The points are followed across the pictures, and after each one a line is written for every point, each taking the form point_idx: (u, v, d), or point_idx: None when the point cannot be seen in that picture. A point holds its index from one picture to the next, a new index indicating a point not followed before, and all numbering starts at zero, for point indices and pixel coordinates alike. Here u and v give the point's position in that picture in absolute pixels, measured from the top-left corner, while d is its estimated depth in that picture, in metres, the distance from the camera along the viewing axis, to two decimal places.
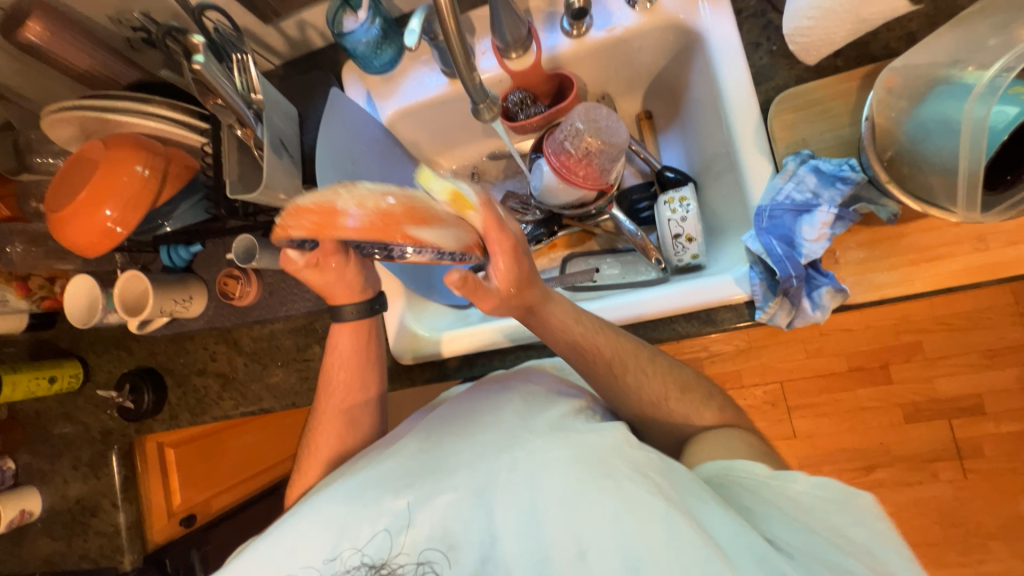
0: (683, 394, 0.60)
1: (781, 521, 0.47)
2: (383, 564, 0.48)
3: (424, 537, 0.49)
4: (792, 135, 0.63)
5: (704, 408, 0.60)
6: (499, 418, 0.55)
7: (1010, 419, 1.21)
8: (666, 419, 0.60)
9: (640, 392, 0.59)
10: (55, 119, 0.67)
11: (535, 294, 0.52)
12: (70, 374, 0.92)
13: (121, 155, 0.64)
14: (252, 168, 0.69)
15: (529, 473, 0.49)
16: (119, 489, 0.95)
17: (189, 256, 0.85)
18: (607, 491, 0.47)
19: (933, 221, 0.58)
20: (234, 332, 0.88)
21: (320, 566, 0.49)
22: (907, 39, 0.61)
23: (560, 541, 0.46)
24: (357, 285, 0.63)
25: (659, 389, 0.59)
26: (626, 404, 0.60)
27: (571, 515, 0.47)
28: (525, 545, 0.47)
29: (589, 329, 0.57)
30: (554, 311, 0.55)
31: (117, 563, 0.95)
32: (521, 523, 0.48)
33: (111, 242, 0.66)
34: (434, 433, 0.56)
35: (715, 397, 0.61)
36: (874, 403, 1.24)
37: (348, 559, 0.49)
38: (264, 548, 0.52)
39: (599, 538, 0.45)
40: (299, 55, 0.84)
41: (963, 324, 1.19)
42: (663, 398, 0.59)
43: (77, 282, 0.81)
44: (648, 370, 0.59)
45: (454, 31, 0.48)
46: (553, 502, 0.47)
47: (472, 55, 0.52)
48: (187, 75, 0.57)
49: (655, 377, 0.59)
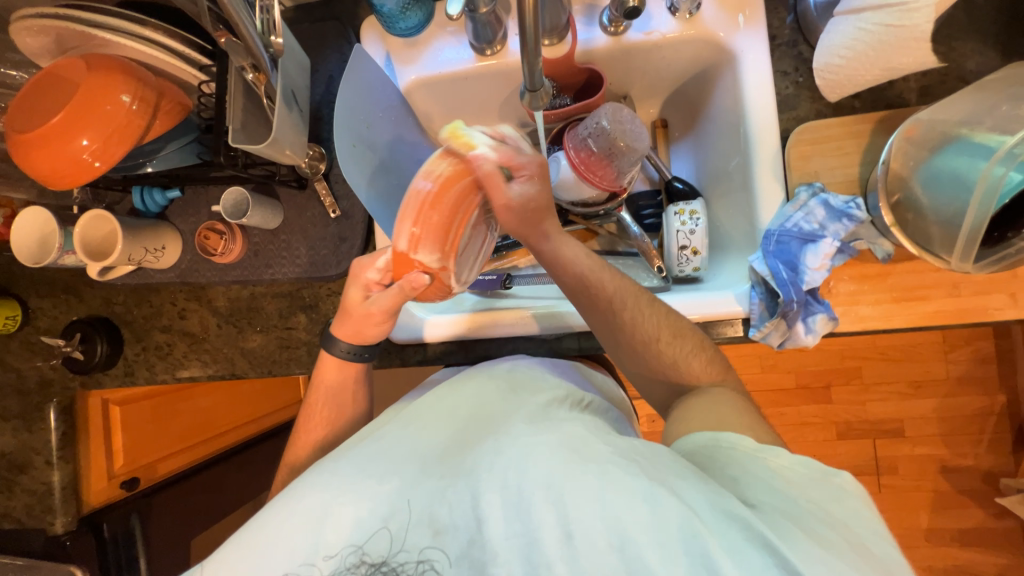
0: (672, 340, 0.60)
1: (770, 492, 0.44)
2: (383, 561, 0.45)
3: (421, 532, 0.46)
4: (807, 167, 0.66)
5: (692, 356, 0.60)
6: (486, 409, 0.56)
7: (925, 443, 1.38)
8: (654, 363, 0.61)
9: (635, 329, 0.60)
10: (25, 26, 0.58)
11: (551, 223, 0.61)
12: (6, 315, 0.82)
13: (106, 79, 0.57)
14: (255, 118, 0.63)
15: (513, 460, 0.48)
16: (55, 446, 0.87)
17: (165, 202, 0.78)
18: (590, 472, 0.45)
19: (918, 264, 0.63)
20: (208, 290, 0.82)
21: (320, 565, 0.45)
22: (919, 91, 0.65)
23: (547, 526, 0.44)
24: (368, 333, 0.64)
25: (653, 330, 0.60)
26: (621, 337, 0.61)
27: (555, 500, 0.44)
28: (512, 529, 0.45)
29: (596, 265, 0.61)
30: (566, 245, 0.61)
31: (46, 525, 0.88)
32: (506, 510, 0.45)
33: (85, 177, 0.59)
34: (417, 419, 0.56)
35: (710, 348, 0.62)
36: (814, 418, 1.41)
37: (344, 554, 0.46)
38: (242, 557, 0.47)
39: (585, 519, 0.43)
40: (315, 1, 0.78)
41: (897, 355, 1.37)
42: (654, 339, 0.60)
43: (30, 215, 0.71)
44: (646, 311, 0.60)
45: (531, 7, 0.45)
46: (536, 487, 0.45)
47: (541, 37, 0.50)
48: (204, 3, 0.52)
49: (651, 317, 0.60)
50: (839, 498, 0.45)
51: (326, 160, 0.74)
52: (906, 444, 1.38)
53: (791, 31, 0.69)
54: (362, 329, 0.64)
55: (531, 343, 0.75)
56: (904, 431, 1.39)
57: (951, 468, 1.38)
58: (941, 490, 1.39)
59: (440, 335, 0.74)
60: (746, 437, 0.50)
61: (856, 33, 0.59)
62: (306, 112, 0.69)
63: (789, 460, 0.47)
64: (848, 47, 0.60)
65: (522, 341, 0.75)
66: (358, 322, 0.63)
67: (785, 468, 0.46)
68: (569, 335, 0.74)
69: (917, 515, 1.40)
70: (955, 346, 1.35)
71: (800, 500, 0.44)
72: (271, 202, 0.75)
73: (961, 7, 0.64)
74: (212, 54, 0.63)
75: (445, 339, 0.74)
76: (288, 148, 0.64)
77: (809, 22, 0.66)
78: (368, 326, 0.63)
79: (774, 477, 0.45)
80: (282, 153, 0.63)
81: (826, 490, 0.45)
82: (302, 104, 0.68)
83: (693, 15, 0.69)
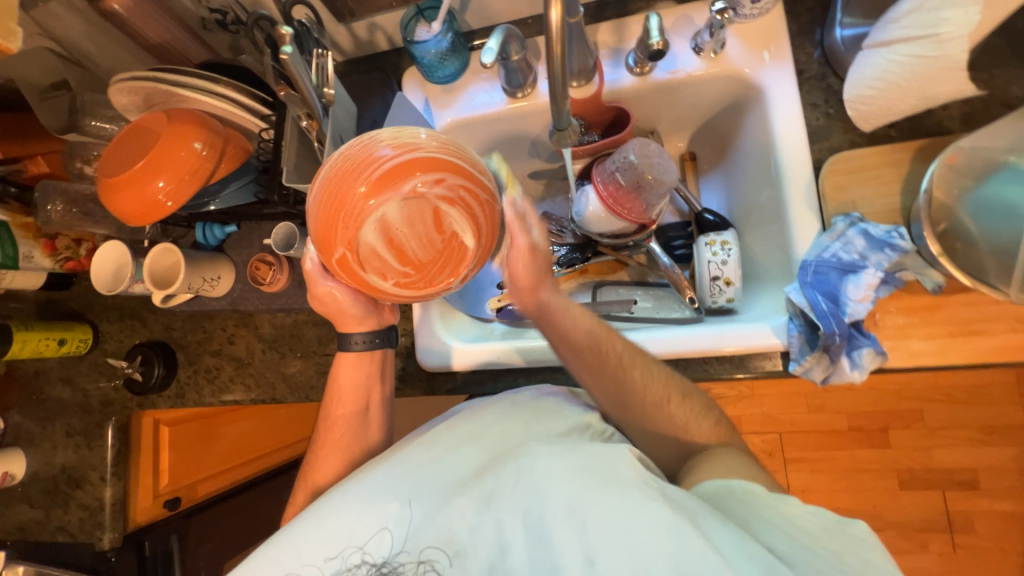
0: (682, 402, 0.58)
1: (784, 539, 0.42)
2: (384, 563, 0.47)
3: (427, 535, 0.47)
4: (842, 197, 0.65)
5: (700, 417, 0.58)
6: (507, 426, 0.55)
7: (1005, 497, 1.24)
8: (665, 426, 0.58)
9: (644, 393, 0.57)
10: (120, 87, 0.67)
11: (550, 289, 0.57)
12: (79, 338, 0.90)
13: (181, 130, 0.64)
14: (306, 160, 0.69)
15: (533, 486, 0.47)
16: (111, 463, 0.92)
17: (222, 236, 0.85)
18: (612, 499, 0.44)
19: (974, 295, 0.59)
20: (256, 316, 0.87)
21: (320, 566, 0.48)
22: (960, 119, 0.63)
23: (568, 554, 0.43)
24: (364, 313, 0.65)
25: (663, 392, 0.57)
26: (627, 408, 0.58)
27: (578, 528, 0.43)
28: (534, 555, 0.44)
29: (600, 327, 0.57)
30: (566, 312, 0.57)
31: (95, 540, 0.92)
32: (528, 538, 0.45)
33: (158, 214, 0.66)
34: (436, 440, 0.55)
35: (713, 406, 0.60)
36: (871, 464, 1.30)
37: (346, 556, 0.47)
38: (260, 560, 0.49)
39: (609, 547, 0.42)
40: (363, 56, 0.86)
41: (961, 398, 1.25)
42: (665, 401, 0.57)
43: (107, 248, 0.79)
44: (654, 371, 0.58)
45: (559, 56, 0.48)
46: (559, 512, 0.45)
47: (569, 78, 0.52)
48: (269, 63, 0.59)
49: (659, 379, 0.58)
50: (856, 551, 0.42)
51: None
52: (982, 498, 1.24)
53: (819, 65, 0.70)
54: (354, 320, 0.65)
55: (560, 373, 0.74)
56: (979, 483, 1.25)
57: None
58: None
59: (468, 363, 0.75)
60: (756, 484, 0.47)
61: (887, 65, 0.58)
62: None
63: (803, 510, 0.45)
64: (879, 78, 0.59)
65: (550, 372, 0.75)
66: (339, 313, 0.64)
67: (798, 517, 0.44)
68: None
69: None
70: None
71: (812, 548, 0.42)
72: None
73: (1000, 35, 0.63)
74: (271, 105, 0.71)
75: (477, 366, 0.75)
76: None
77: (838, 56, 0.67)
78: (353, 318, 0.65)
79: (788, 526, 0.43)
80: None
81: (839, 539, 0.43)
82: (347, 146, 0.74)
83: (718, 54, 0.71)
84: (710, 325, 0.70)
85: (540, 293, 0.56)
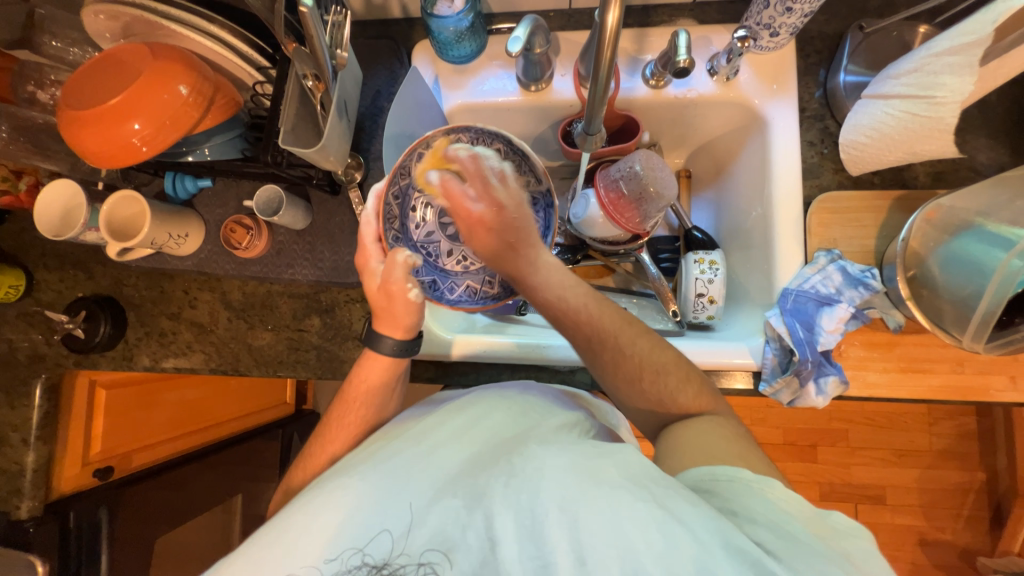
0: (655, 378, 0.58)
1: (768, 529, 0.43)
2: (384, 565, 0.45)
3: (425, 534, 0.46)
4: (826, 234, 0.69)
5: (679, 391, 0.58)
6: (489, 420, 0.56)
7: (905, 512, 1.39)
8: (644, 400, 0.60)
9: (618, 367, 0.59)
10: (97, 9, 0.60)
11: (518, 237, 0.60)
12: (10, 284, 0.80)
13: (164, 69, 0.58)
14: (307, 123, 0.64)
15: (528, 481, 0.47)
16: (36, 425, 0.83)
17: (194, 190, 0.78)
18: (602, 495, 0.44)
19: (926, 337, 0.65)
20: (223, 281, 0.81)
21: (320, 567, 0.44)
22: (933, 176, 0.69)
23: (560, 549, 0.43)
24: (411, 322, 0.61)
25: (634, 369, 0.58)
26: (606, 377, 0.61)
27: (569, 523, 0.44)
28: (526, 553, 0.44)
29: (576, 295, 0.60)
30: (551, 273, 0.61)
31: (10, 508, 0.84)
32: (519, 532, 0.45)
33: (131, 159, 0.59)
34: (427, 436, 0.54)
35: (698, 380, 0.60)
36: (799, 476, 1.42)
37: (346, 557, 0.45)
38: (243, 562, 0.45)
39: (599, 546, 0.42)
40: (372, 20, 0.82)
41: (881, 423, 1.39)
42: (637, 379, 0.59)
43: (59, 186, 0.71)
44: (634, 346, 0.59)
45: (607, 61, 0.47)
46: (550, 510, 0.45)
47: (610, 79, 0.51)
48: (280, 12, 0.54)
49: (638, 354, 0.58)
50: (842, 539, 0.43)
51: (362, 169, 0.75)
52: (887, 512, 1.39)
53: (819, 106, 0.74)
54: (400, 325, 0.61)
55: (544, 372, 0.75)
56: (885, 499, 1.40)
57: (929, 541, 1.39)
58: (917, 563, 1.39)
59: (453, 354, 0.74)
60: (743, 466, 0.49)
61: (884, 117, 0.62)
62: (352, 122, 0.71)
63: (785, 492, 0.46)
64: (874, 128, 0.64)
65: (533, 370, 0.75)
66: (391, 310, 0.60)
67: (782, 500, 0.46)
68: (582, 369, 0.74)
69: None
70: (939, 420, 1.38)
71: (799, 536, 0.42)
72: (303, 203, 0.76)
73: (976, 105, 0.69)
74: (271, 57, 0.65)
75: (462, 358, 0.74)
76: (333, 154, 0.65)
77: (838, 100, 0.71)
78: (400, 317, 0.60)
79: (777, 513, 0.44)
80: (327, 159, 0.64)
81: (825, 531, 0.43)
82: (350, 114, 0.70)
83: (732, 79, 0.73)
84: (692, 339, 0.73)
85: (516, 245, 0.60)
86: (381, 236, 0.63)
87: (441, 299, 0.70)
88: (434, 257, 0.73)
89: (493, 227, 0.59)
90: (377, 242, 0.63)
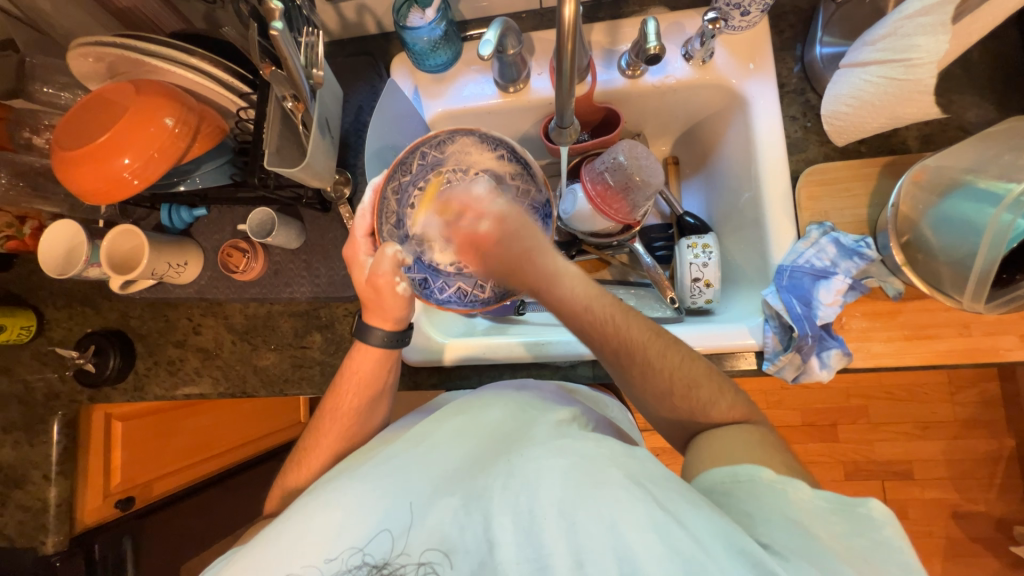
0: (687, 391, 0.57)
1: (779, 530, 0.43)
2: (385, 565, 0.45)
3: (424, 535, 0.46)
4: (816, 207, 0.69)
5: (712, 403, 0.57)
6: (493, 425, 0.56)
7: (935, 486, 1.36)
8: (673, 411, 0.59)
9: (646, 381, 0.58)
10: (79, 51, 0.61)
11: (538, 260, 0.55)
12: (21, 326, 0.82)
13: (149, 104, 0.59)
14: (290, 143, 0.65)
15: (526, 484, 0.47)
16: (56, 460, 0.85)
17: (190, 220, 0.80)
18: (604, 499, 0.44)
19: (929, 302, 0.64)
20: (225, 306, 0.83)
21: (320, 567, 0.45)
22: (921, 140, 0.69)
23: (559, 553, 0.43)
24: (402, 314, 0.61)
25: (665, 380, 0.57)
26: (632, 386, 0.59)
27: (567, 527, 0.44)
28: (522, 554, 0.44)
29: (598, 313, 0.55)
30: (563, 284, 0.55)
31: (37, 544, 0.85)
32: (517, 534, 0.45)
33: (124, 192, 0.61)
34: (427, 436, 0.54)
35: (732, 391, 0.58)
36: (821, 457, 1.39)
37: (346, 558, 0.45)
38: (243, 563, 0.46)
39: (596, 547, 0.42)
40: (349, 38, 0.83)
41: (901, 396, 1.36)
42: (669, 390, 0.57)
43: (60, 227, 0.73)
44: (662, 357, 0.57)
45: (569, 54, 0.48)
46: (547, 512, 0.45)
47: (574, 73, 0.52)
48: (253, 37, 0.56)
49: (668, 366, 0.57)
50: (861, 534, 0.42)
51: (351, 185, 0.76)
52: (916, 487, 1.36)
53: (799, 80, 0.74)
54: (390, 317, 0.61)
55: (545, 370, 0.75)
56: (912, 473, 1.36)
57: (963, 513, 1.35)
58: (953, 537, 1.35)
59: (455, 359, 0.74)
60: (765, 468, 0.48)
61: (862, 84, 0.62)
62: (336, 139, 0.73)
63: (809, 493, 0.45)
64: (854, 96, 0.63)
65: (535, 368, 0.75)
66: (381, 302, 0.60)
67: (804, 502, 0.45)
68: (583, 363, 0.74)
69: (932, 563, 1.36)
70: (961, 388, 1.35)
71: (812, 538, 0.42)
72: (295, 222, 0.77)
73: (959, 64, 0.68)
74: (252, 83, 0.67)
75: (463, 361, 0.74)
76: (319, 171, 0.66)
77: (816, 72, 0.71)
78: (391, 310, 0.61)
79: (792, 511, 0.44)
80: (313, 177, 0.65)
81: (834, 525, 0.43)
82: (333, 131, 0.71)
83: (707, 62, 0.73)
84: (691, 324, 0.73)
85: (528, 268, 0.55)
86: (372, 231, 0.65)
87: (431, 298, 0.70)
88: (428, 254, 0.71)
89: (500, 241, 0.56)
90: (368, 236, 0.65)
